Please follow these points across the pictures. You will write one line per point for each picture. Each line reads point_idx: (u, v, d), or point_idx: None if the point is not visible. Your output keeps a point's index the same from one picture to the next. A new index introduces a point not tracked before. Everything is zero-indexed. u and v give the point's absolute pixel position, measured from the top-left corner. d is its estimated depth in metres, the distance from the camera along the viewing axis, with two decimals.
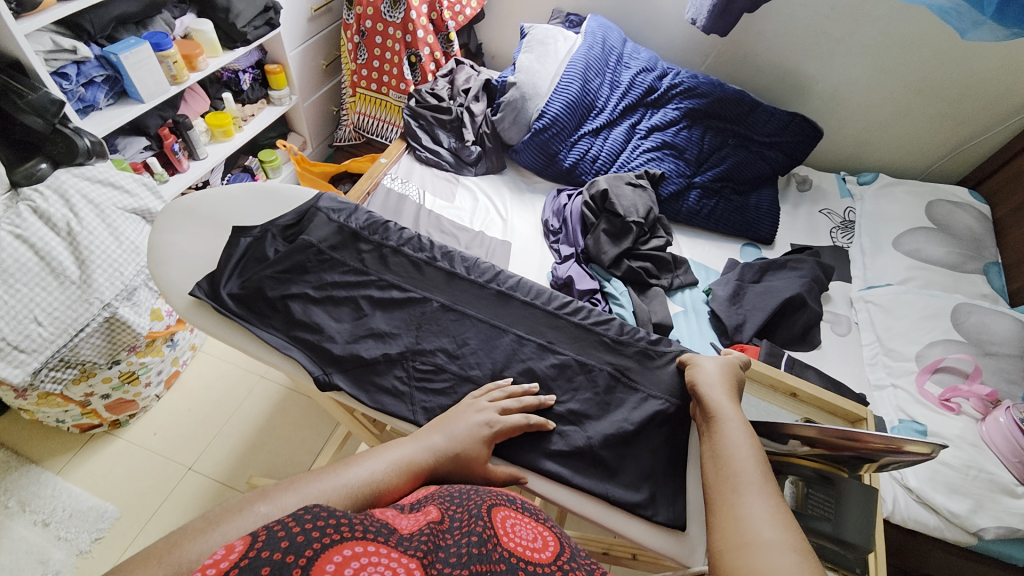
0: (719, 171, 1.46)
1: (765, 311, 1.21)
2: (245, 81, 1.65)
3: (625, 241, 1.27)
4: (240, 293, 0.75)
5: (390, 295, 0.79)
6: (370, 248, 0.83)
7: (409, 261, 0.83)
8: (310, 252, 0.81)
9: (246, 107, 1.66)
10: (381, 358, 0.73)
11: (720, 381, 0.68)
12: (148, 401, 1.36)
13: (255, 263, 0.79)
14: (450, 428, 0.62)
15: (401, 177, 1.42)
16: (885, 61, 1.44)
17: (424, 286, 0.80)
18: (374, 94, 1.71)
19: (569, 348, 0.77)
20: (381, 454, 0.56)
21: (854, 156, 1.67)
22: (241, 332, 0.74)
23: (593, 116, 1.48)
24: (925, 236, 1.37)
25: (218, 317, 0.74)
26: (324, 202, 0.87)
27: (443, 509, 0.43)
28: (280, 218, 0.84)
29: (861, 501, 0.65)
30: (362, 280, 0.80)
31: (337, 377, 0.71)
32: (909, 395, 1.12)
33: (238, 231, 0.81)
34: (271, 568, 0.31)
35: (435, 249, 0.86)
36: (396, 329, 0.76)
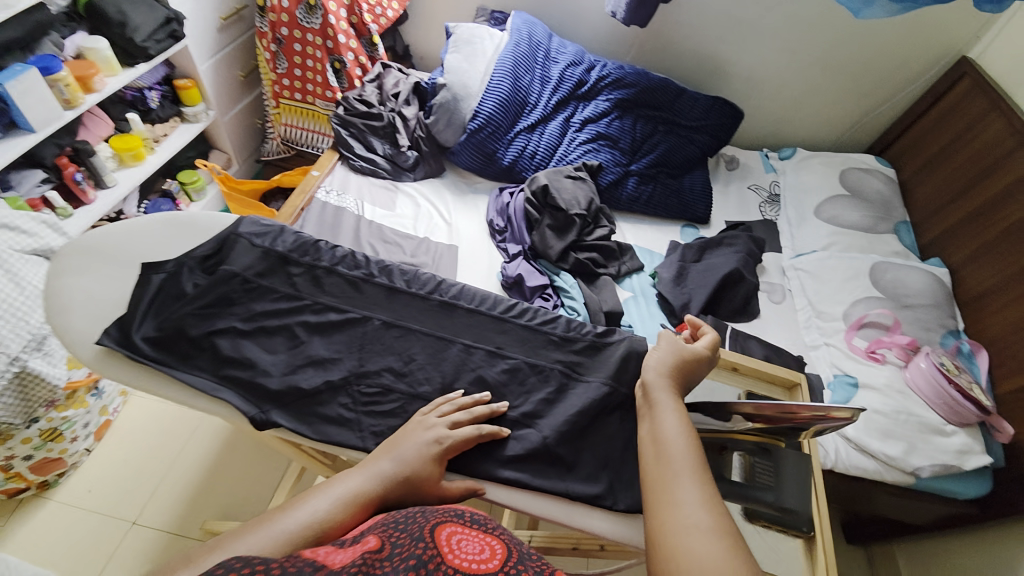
0: (652, 158, 1.51)
1: (708, 288, 1.27)
2: (153, 99, 1.52)
3: (570, 234, 1.29)
4: (156, 336, 0.70)
5: (327, 317, 0.76)
6: (301, 270, 0.80)
7: (345, 281, 0.80)
8: (234, 282, 0.76)
9: (156, 126, 1.53)
10: (323, 387, 0.70)
11: (667, 365, 0.69)
12: (78, 456, 1.24)
13: (172, 301, 0.73)
14: (397, 449, 0.60)
15: (336, 189, 1.36)
16: (793, 43, 1.54)
17: (364, 305, 0.78)
18: (298, 104, 1.62)
19: (519, 351, 0.77)
20: (323, 490, 0.53)
21: (775, 134, 1.78)
22: (162, 377, 0.69)
23: (528, 112, 1.48)
24: (843, 203, 1.48)
25: (135, 366, 0.69)
26: (244, 227, 0.81)
27: (384, 537, 0.41)
28: (197, 249, 0.78)
29: (798, 467, 0.69)
30: (295, 306, 0.76)
31: (275, 414, 0.68)
32: (841, 351, 1.21)
33: (148, 268, 0.74)
34: None
35: (371, 264, 0.83)
36: (337, 354, 0.73)
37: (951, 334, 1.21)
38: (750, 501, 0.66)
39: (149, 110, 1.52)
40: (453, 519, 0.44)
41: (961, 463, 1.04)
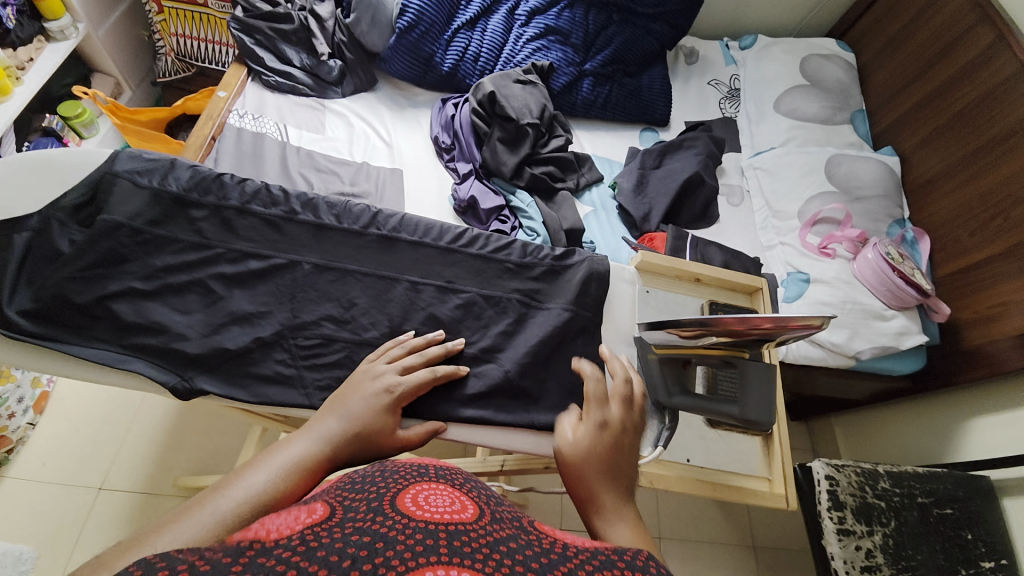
0: (608, 54, 1.37)
1: (668, 195, 1.24)
2: (8, 15, 1.19)
3: (523, 147, 1.18)
4: (33, 309, 0.61)
5: (247, 266, 0.67)
6: (206, 213, 0.69)
7: (262, 221, 0.70)
8: (121, 235, 0.65)
9: (17, 49, 1.22)
10: (254, 345, 0.65)
11: (603, 475, 0.49)
12: (23, 431, 1.15)
13: (46, 263, 0.63)
14: (343, 403, 0.56)
15: (251, 112, 1.17)
16: None
17: (291, 249, 0.69)
18: (186, 7, 1.33)
19: (472, 283, 0.73)
20: (256, 468, 0.44)
21: (736, 21, 1.64)
22: (60, 356, 0.62)
23: (465, 4, 1.29)
24: (803, 95, 1.42)
25: (16, 345, 0.61)
26: (122, 163, 0.68)
27: (331, 501, 0.36)
28: (64, 197, 0.64)
29: (761, 380, 0.68)
30: (205, 256, 0.67)
31: (201, 381, 0.62)
32: (795, 250, 1.23)
33: (5, 227, 0.62)
34: None
35: (292, 199, 0.72)
36: (265, 307, 0.67)
37: (897, 224, 1.25)
38: (716, 412, 0.67)
39: (6, 32, 1.20)
40: (418, 477, 0.41)
41: (899, 343, 1.12)
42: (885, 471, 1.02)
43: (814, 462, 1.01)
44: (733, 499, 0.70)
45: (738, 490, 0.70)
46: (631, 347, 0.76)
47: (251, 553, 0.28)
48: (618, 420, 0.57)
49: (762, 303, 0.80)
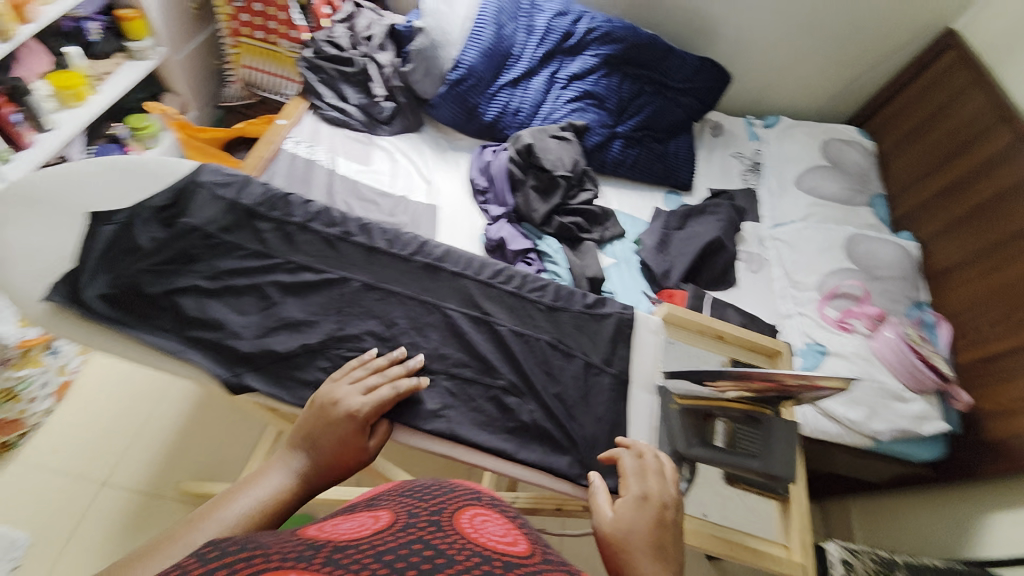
0: (639, 120, 1.47)
1: (688, 256, 1.30)
2: (94, 30, 1.37)
3: (554, 197, 1.25)
4: (112, 294, 0.66)
5: (301, 278, 0.71)
6: (270, 226, 0.74)
7: (320, 239, 0.74)
8: (196, 237, 0.71)
9: (98, 63, 1.37)
10: (300, 351, 0.67)
11: (648, 552, 0.50)
12: (38, 417, 1.17)
13: (125, 255, 0.68)
14: (306, 434, 0.56)
15: (306, 139, 1.26)
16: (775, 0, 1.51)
17: (342, 265, 0.73)
18: (259, 43, 1.47)
19: (507, 319, 0.75)
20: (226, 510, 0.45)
21: (759, 101, 1.75)
22: (120, 338, 0.65)
23: (511, 64, 1.38)
24: (822, 175, 1.51)
25: (90, 324, 0.65)
26: (206, 175, 0.75)
27: (395, 510, 0.40)
28: (152, 199, 0.72)
29: (788, 434, 0.72)
30: (266, 264, 0.71)
31: (249, 377, 0.65)
32: (812, 320, 1.26)
33: (97, 218, 0.68)
34: None
35: (349, 222, 0.77)
36: (313, 316, 0.70)
37: (915, 306, 1.27)
38: (737, 464, 0.68)
39: (91, 44, 1.37)
40: (474, 502, 0.44)
41: (920, 429, 1.11)
42: (901, 560, 0.99)
43: (828, 544, 0.98)
44: (751, 562, 0.67)
45: (754, 553, 0.68)
46: (651, 395, 0.75)
47: (325, 550, 0.32)
48: (659, 493, 0.57)
49: (785, 365, 0.82)
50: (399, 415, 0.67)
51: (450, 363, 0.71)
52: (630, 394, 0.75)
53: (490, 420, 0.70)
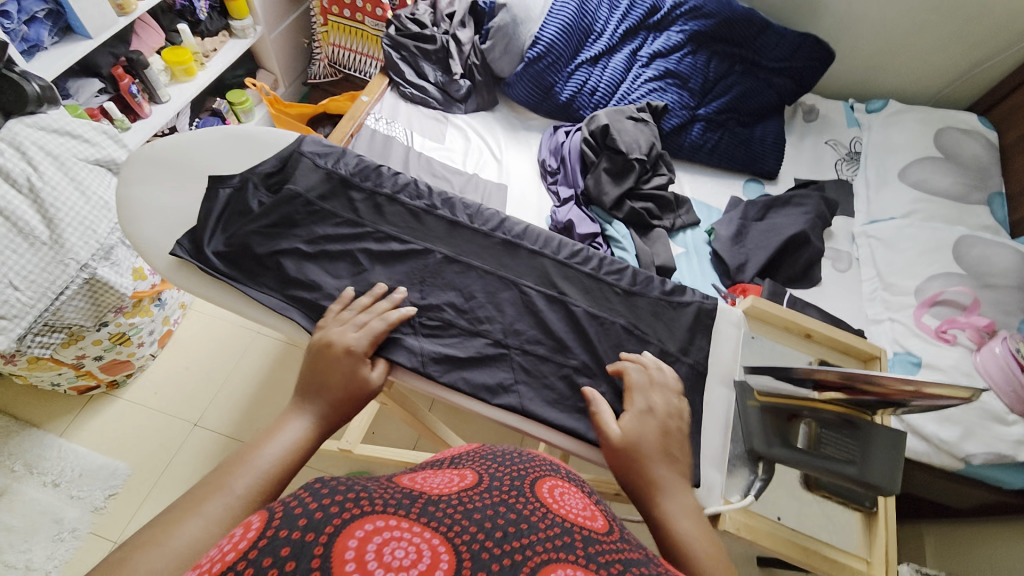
0: (724, 102, 1.38)
1: (767, 250, 1.22)
2: (202, 9, 1.44)
3: (627, 180, 1.21)
4: (226, 251, 0.72)
5: (389, 247, 0.75)
6: (363, 196, 0.79)
7: (406, 210, 0.79)
8: (297, 203, 0.77)
9: (205, 40, 1.46)
10: None
11: (658, 456, 0.57)
12: (144, 360, 1.32)
13: (238, 217, 0.75)
14: (311, 377, 0.60)
15: (386, 116, 1.31)
16: None
17: (426, 238, 0.77)
18: (347, 23, 1.53)
19: (581, 300, 0.75)
20: (248, 467, 0.48)
21: (864, 82, 1.58)
22: (230, 291, 0.71)
23: (591, 41, 1.35)
24: (931, 167, 1.35)
25: (207, 277, 0.72)
26: (307, 146, 0.82)
27: (478, 471, 0.42)
28: (261, 165, 0.79)
29: (889, 446, 0.64)
30: (358, 233, 0.76)
31: None
32: (906, 328, 1.16)
33: (216, 180, 0.76)
34: (291, 548, 0.30)
35: (433, 196, 0.81)
36: (400, 284, 0.73)
37: None
38: (827, 472, 0.63)
39: (198, 22, 1.44)
40: (551, 473, 0.45)
41: (1018, 455, 0.98)
42: None
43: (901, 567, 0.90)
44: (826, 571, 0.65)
45: (832, 563, 0.66)
46: (728, 390, 0.73)
47: (421, 502, 0.36)
48: (663, 405, 0.63)
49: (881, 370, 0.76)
50: (472, 386, 0.68)
51: (522, 340, 0.72)
52: (708, 387, 0.73)
53: (558, 400, 0.69)
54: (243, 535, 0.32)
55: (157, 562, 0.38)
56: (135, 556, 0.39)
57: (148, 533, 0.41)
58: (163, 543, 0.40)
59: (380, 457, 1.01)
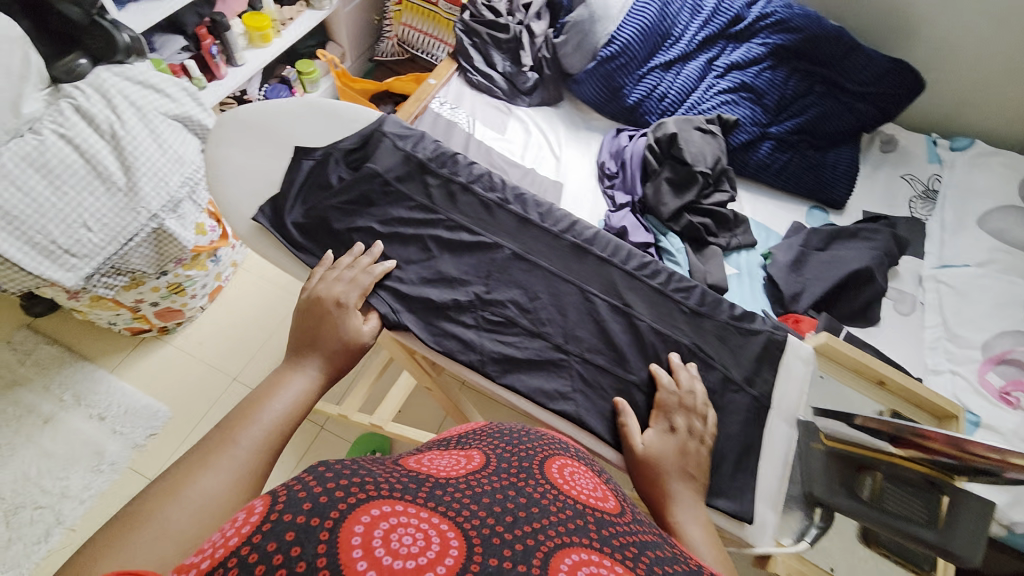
0: (799, 122, 1.31)
1: (828, 282, 1.17)
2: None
3: (688, 193, 1.17)
4: (304, 223, 0.75)
5: (460, 237, 0.75)
6: (438, 182, 0.79)
7: (478, 202, 0.78)
8: (376, 182, 0.77)
9: (284, 9, 1.49)
10: (452, 303, 0.72)
11: (676, 473, 0.58)
12: (194, 312, 1.38)
13: (318, 190, 0.77)
14: (305, 332, 0.62)
15: (450, 102, 1.31)
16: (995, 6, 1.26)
17: (495, 231, 0.76)
18: (421, 2, 1.52)
19: (646, 315, 0.73)
20: (253, 423, 0.52)
21: (950, 116, 1.47)
22: (301, 263, 0.75)
23: (667, 45, 1.31)
24: (1015, 217, 1.27)
25: (283, 247, 0.75)
26: (389, 126, 0.82)
27: (486, 453, 0.44)
28: (344, 142, 0.80)
29: (977, 513, 0.58)
30: (430, 219, 0.76)
31: (405, 317, 0.70)
32: (967, 384, 1.11)
33: (301, 152, 0.78)
34: (295, 531, 0.32)
35: (506, 189, 0.79)
36: (467, 276, 0.74)
37: None
38: (889, 530, 0.61)
39: None
40: (561, 453, 0.46)
41: None
42: None
43: None
44: None
45: None
46: (790, 428, 0.70)
47: (429, 486, 0.37)
48: (686, 424, 0.63)
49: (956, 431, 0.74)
50: (527, 388, 0.69)
51: (583, 347, 0.71)
52: (768, 422, 0.70)
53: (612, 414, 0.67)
54: (248, 519, 0.33)
55: (181, 512, 0.43)
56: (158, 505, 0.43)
57: (167, 484, 0.45)
58: (185, 495, 0.44)
59: (407, 437, 1.01)
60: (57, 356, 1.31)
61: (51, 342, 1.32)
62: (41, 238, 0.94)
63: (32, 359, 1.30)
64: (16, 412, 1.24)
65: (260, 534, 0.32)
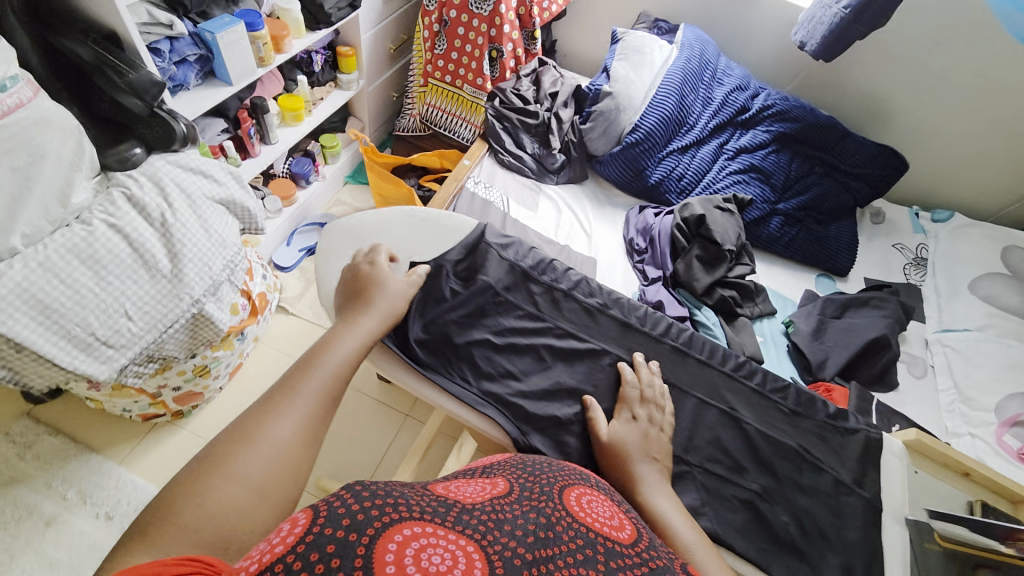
0: (804, 200, 1.43)
1: (849, 350, 1.22)
2: (317, 62, 1.53)
3: (719, 269, 1.24)
4: (428, 342, 0.84)
5: (570, 345, 0.85)
6: (541, 289, 0.91)
7: (580, 307, 0.90)
8: (488, 294, 0.88)
9: (315, 89, 1.55)
10: (575, 419, 0.79)
11: (640, 456, 0.68)
12: (213, 392, 1.31)
13: (435, 303, 0.86)
14: (352, 308, 0.72)
15: (484, 181, 1.37)
16: (967, 96, 1.43)
17: (601, 336, 0.87)
18: (446, 86, 1.61)
19: (752, 417, 0.83)
20: (310, 376, 0.58)
21: (928, 192, 1.64)
22: (426, 382, 0.82)
23: (683, 132, 1.42)
24: (1002, 283, 1.40)
25: (410, 368, 0.83)
26: (491, 237, 0.95)
27: (508, 484, 0.52)
28: (450, 253, 0.90)
29: None
30: (539, 327, 0.87)
31: (534, 438, 0.78)
32: (988, 446, 1.15)
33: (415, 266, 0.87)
34: (336, 544, 0.36)
35: (604, 295, 0.92)
36: (581, 382, 0.82)
37: None
38: None
39: (311, 73, 1.54)
40: (579, 484, 0.55)
41: None
42: None
43: None
44: None
45: None
46: (902, 527, 0.76)
47: (456, 511, 0.43)
48: (645, 413, 0.75)
49: None
50: None
51: (703, 458, 0.79)
52: (883, 524, 0.76)
53: (744, 528, 0.75)
54: (291, 532, 0.38)
55: (250, 461, 0.50)
56: (232, 450, 0.50)
57: (239, 432, 0.52)
58: (256, 444, 0.51)
59: None
60: (61, 448, 1.21)
61: (53, 432, 1.23)
62: (80, 331, 0.88)
63: (34, 453, 1.20)
64: (15, 514, 1.12)
65: (307, 542, 0.36)
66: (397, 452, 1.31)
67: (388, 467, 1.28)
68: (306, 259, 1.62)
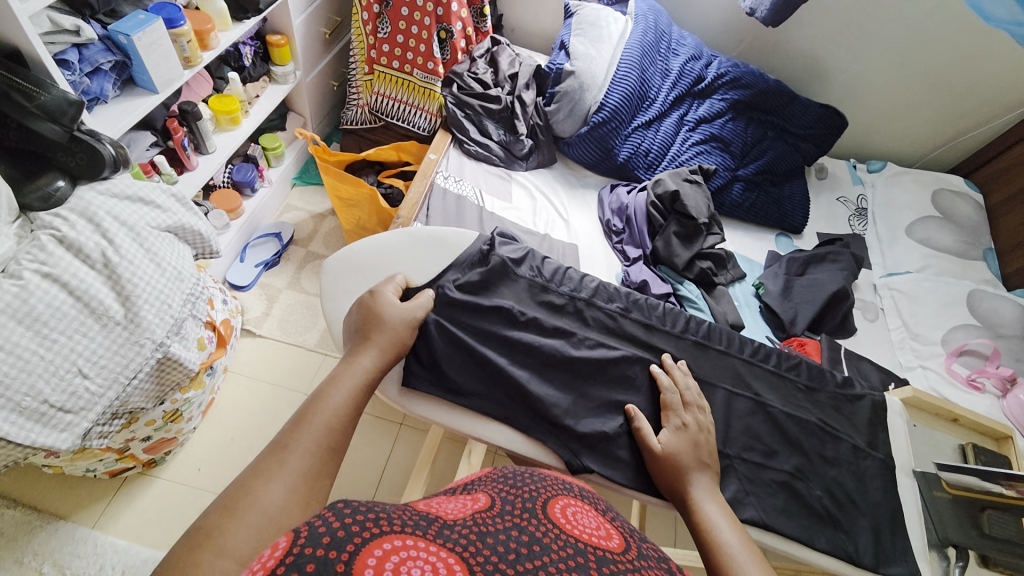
0: (761, 164, 1.49)
1: (815, 304, 1.31)
2: (247, 55, 1.38)
3: (696, 243, 1.27)
4: (462, 375, 0.82)
5: (600, 354, 0.87)
6: (563, 300, 0.92)
7: (604, 314, 0.92)
8: (510, 316, 0.88)
9: (248, 86, 1.39)
10: (622, 431, 0.80)
11: (694, 467, 0.71)
12: (186, 434, 1.21)
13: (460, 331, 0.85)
14: (350, 346, 0.70)
15: (453, 174, 1.32)
16: (897, 53, 1.53)
17: (630, 343, 0.90)
18: (395, 73, 1.49)
19: (776, 399, 0.90)
20: (307, 430, 0.56)
21: (861, 143, 1.77)
22: (464, 414, 0.82)
23: (646, 106, 1.42)
24: (935, 226, 1.54)
25: (446, 403, 0.82)
26: (503, 250, 0.93)
27: (491, 497, 0.49)
28: (468, 277, 0.88)
29: None
30: (568, 341, 0.88)
31: (586, 459, 0.79)
32: (939, 376, 1.29)
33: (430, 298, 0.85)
34: (315, 564, 0.34)
35: (624, 298, 0.94)
36: (626, 395, 0.84)
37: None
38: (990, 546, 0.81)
39: (242, 68, 1.38)
40: (566, 494, 0.52)
41: None
42: None
43: None
44: None
45: None
46: (911, 479, 0.88)
47: (438, 526, 0.41)
48: (694, 421, 0.77)
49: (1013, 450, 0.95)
50: None
51: (740, 448, 0.84)
52: (897, 479, 0.88)
53: (784, 508, 0.81)
54: (272, 554, 0.35)
55: (244, 531, 0.45)
56: (223, 519, 0.46)
57: (232, 499, 0.48)
58: (249, 511, 0.47)
59: None
60: (23, 521, 1.09)
61: (11, 505, 1.10)
62: (31, 401, 0.76)
63: None
64: None
65: (283, 567, 0.33)
66: (397, 464, 1.28)
67: (391, 480, 1.25)
68: (264, 275, 1.49)
